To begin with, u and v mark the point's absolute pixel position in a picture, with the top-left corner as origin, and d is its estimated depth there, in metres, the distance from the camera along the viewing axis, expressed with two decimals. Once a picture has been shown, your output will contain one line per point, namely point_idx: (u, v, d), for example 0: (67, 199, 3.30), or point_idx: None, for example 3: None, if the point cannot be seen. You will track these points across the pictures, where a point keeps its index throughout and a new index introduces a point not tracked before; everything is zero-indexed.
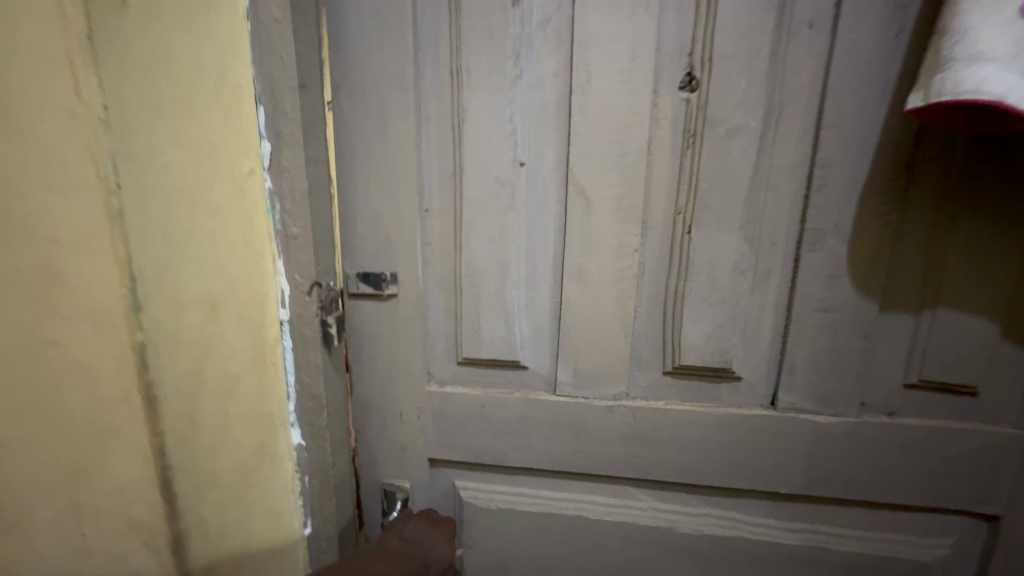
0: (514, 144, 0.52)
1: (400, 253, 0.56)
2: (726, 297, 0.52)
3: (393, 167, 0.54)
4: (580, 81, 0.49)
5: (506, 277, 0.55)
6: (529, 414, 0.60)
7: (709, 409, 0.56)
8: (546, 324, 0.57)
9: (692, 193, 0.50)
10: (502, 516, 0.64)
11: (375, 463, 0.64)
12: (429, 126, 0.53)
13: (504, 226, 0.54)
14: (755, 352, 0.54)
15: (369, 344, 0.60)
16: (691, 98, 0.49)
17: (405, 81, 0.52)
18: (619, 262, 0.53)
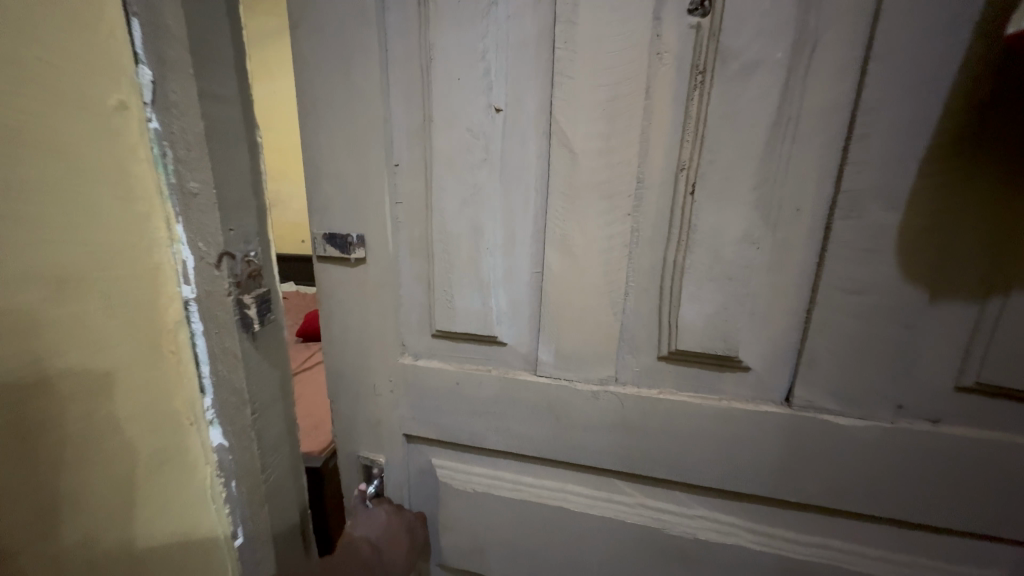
0: (487, 86, 0.44)
1: (367, 214, 0.51)
2: (734, 275, 0.44)
3: (355, 115, 0.48)
4: (565, 6, 0.41)
5: (481, 244, 0.49)
6: (506, 396, 0.54)
7: (709, 403, 0.49)
8: (528, 298, 0.51)
9: (698, 145, 0.42)
10: (478, 501, 0.60)
11: (352, 432, 0.62)
12: (394, 65, 0.46)
13: (477, 184, 0.47)
14: (766, 339, 0.46)
15: (341, 311, 0.56)
16: (702, 25, 0.39)
17: (367, 13, 0.45)
18: (608, 228, 0.46)
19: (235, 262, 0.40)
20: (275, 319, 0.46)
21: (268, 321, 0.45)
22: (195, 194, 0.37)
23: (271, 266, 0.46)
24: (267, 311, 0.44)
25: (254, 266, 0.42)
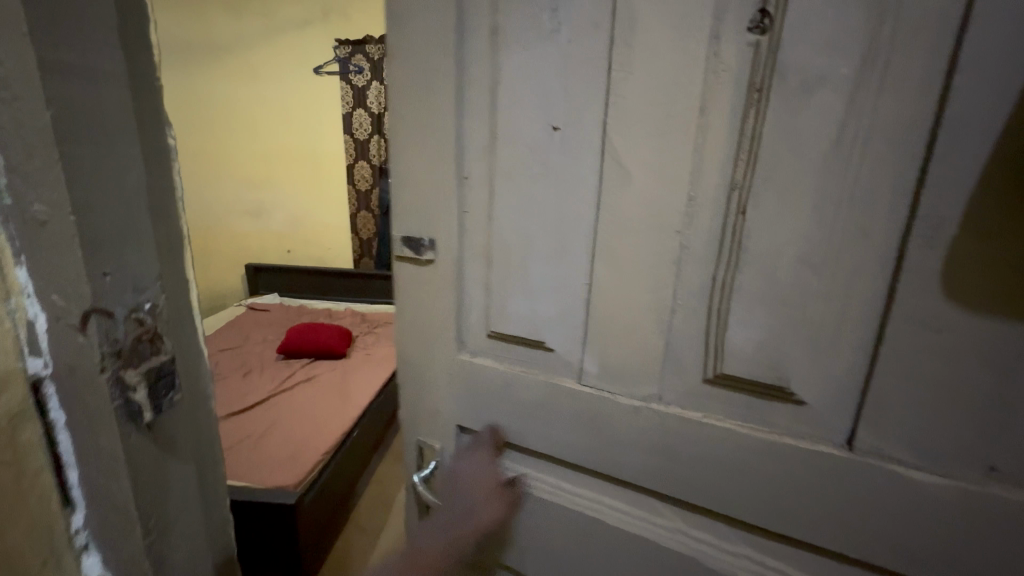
0: (547, 108, 0.49)
1: (437, 222, 0.57)
2: (786, 299, 0.42)
3: (430, 134, 0.54)
4: (622, 32, 0.44)
5: (534, 252, 0.54)
6: (551, 397, 0.57)
7: (757, 435, 0.46)
8: (575, 307, 0.53)
9: (752, 163, 0.42)
10: (518, 497, 0.63)
11: (416, 418, 0.70)
12: (468, 91, 0.52)
13: (531, 197, 0.52)
14: (825, 374, 0.42)
15: (410, 303, 0.63)
16: (761, 42, 0.39)
17: (446, 44, 0.50)
18: (656, 243, 0.47)
19: (116, 325, 0.34)
20: (185, 393, 0.41)
21: (167, 403, 0.38)
22: (41, 223, 0.30)
23: (179, 326, 0.40)
24: (167, 388, 0.38)
25: (148, 328, 0.36)
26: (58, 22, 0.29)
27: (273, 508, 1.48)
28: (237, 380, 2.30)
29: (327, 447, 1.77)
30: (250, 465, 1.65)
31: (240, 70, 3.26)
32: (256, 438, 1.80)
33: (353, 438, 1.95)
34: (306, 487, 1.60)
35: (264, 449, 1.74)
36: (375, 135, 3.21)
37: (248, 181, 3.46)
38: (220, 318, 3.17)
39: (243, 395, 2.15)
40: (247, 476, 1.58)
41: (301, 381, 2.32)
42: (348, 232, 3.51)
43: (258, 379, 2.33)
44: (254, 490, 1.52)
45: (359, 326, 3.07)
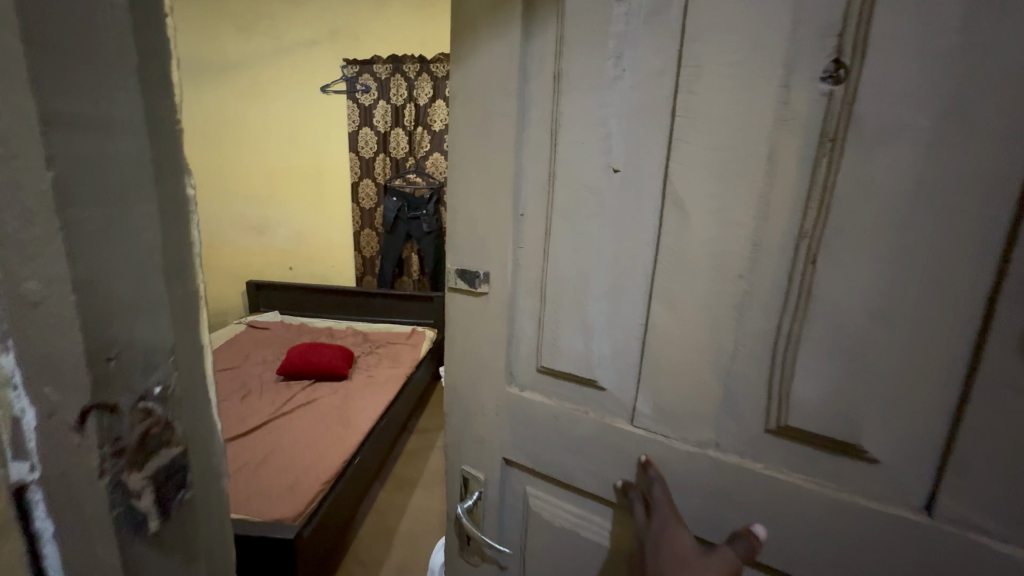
0: (607, 148, 0.48)
1: (491, 256, 0.57)
2: (859, 352, 0.41)
3: (489, 172, 0.55)
4: (688, 78, 0.44)
5: (589, 290, 0.52)
6: (602, 438, 0.55)
7: (827, 492, 0.44)
8: (629, 348, 0.52)
9: (823, 211, 0.40)
10: (561, 532, 0.62)
11: (459, 448, 0.69)
12: (527, 131, 0.53)
13: (588, 235, 0.51)
14: (900, 433, 0.40)
15: (462, 333, 0.63)
16: (835, 91, 0.38)
17: (510, 86, 0.52)
18: (717, 288, 0.46)
19: (120, 419, 0.25)
20: (198, 486, 0.32)
21: (178, 505, 0.29)
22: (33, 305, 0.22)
23: (194, 403, 0.31)
24: (178, 488, 0.29)
25: (157, 416, 0.27)
26: (68, 58, 0.22)
27: (272, 543, 1.42)
28: (235, 403, 2.25)
29: (327, 476, 1.72)
30: (248, 495, 1.60)
31: (249, 88, 3.28)
32: (256, 465, 1.76)
33: (354, 465, 1.91)
34: (305, 519, 1.55)
35: (266, 477, 1.69)
36: (380, 154, 3.24)
37: (252, 198, 3.45)
38: (219, 336, 3.13)
39: (243, 419, 2.10)
40: (246, 506, 1.53)
41: (301, 403, 2.27)
42: (351, 250, 3.50)
43: (257, 401, 2.28)
44: (253, 521, 1.47)
45: (361, 345, 3.03)
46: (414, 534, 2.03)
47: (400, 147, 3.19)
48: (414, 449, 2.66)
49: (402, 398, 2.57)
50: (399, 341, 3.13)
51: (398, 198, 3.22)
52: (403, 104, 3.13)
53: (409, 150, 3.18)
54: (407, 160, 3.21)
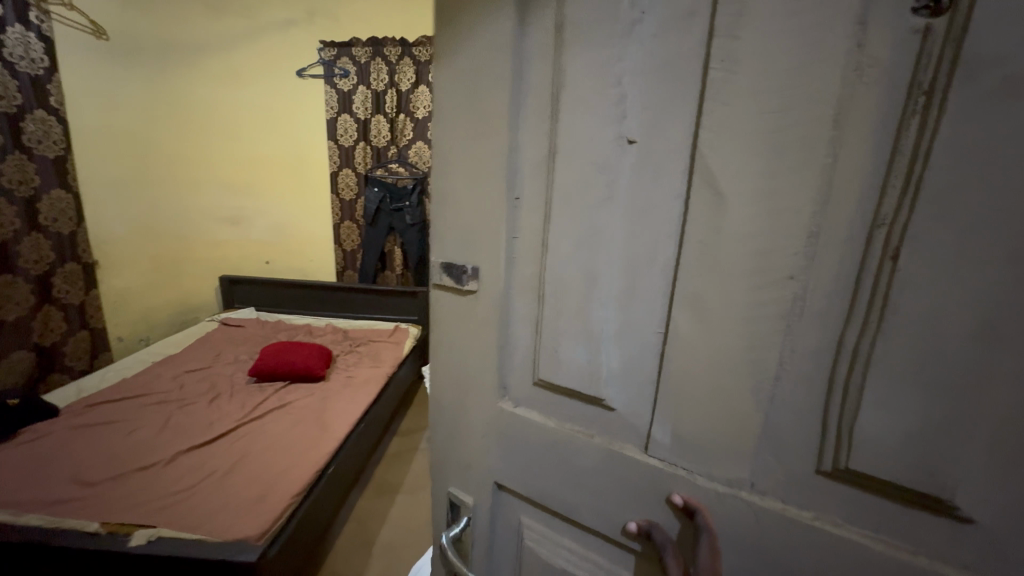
0: (621, 115, 0.39)
1: (481, 248, 0.48)
2: (953, 382, 0.30)
3: (477, 147, 0.46)
4: (726, 19, 0.33)
5: (598, 293, 0.43)
6: (609, 471, 0.46)
7: (899, 557, 0.34)
8: (645, 363, 0.42)
9: (908, 193, 0.30)
10: (561, 574, 0.52)
11: (447, 469, 0.60)
12: (524, 96, 0.43)
13: (598, 224, 0.41)
14: (1011, 493, 0.29)
15: (449, 340, 0.54)
16: (933, 26, 0.28)
17: (501, 38, 0.42)
18: (759, 293, 0.36)
19: None
20: None
21: None
22: None
23: None
24: None
25: None
26: None
27: (230, 567, 1.29)
28: (201, 406, 2.11)
29: (298, 488, 1.60)
30: (209, 508, 1.46)
31: (221, 72, 3.08)
32: (222, 474, 1.63)
33: (328, 474, 1.78)
34: (271, 538, 1.42)
35: (231, 487, 1.57)
36: (361, 142, 3.11)
37: (226, 187, 3.24)
38: (190, 336, 2.95)
39: (209, 424, 1.97)
40: (205, 524, 1.40)
41: (274, 407, 2.14)
42: (331, 243, 3.36)
43: (226, 405, 2.14)
44: (210, 541, 1.34)
45: (341, 344, 2.90)
46: (394, 544, 1.92)
47: (381, 135, 3.08)
48: (396, 452, 2.56)
49: (383, 398, 2.45)
50: (381, 339, 3.00)
51: (379, 189, 3.10)
52: (383, 89, 3.00)
53: (391, 139, 3.08)
54: (389, 148, 3.10)
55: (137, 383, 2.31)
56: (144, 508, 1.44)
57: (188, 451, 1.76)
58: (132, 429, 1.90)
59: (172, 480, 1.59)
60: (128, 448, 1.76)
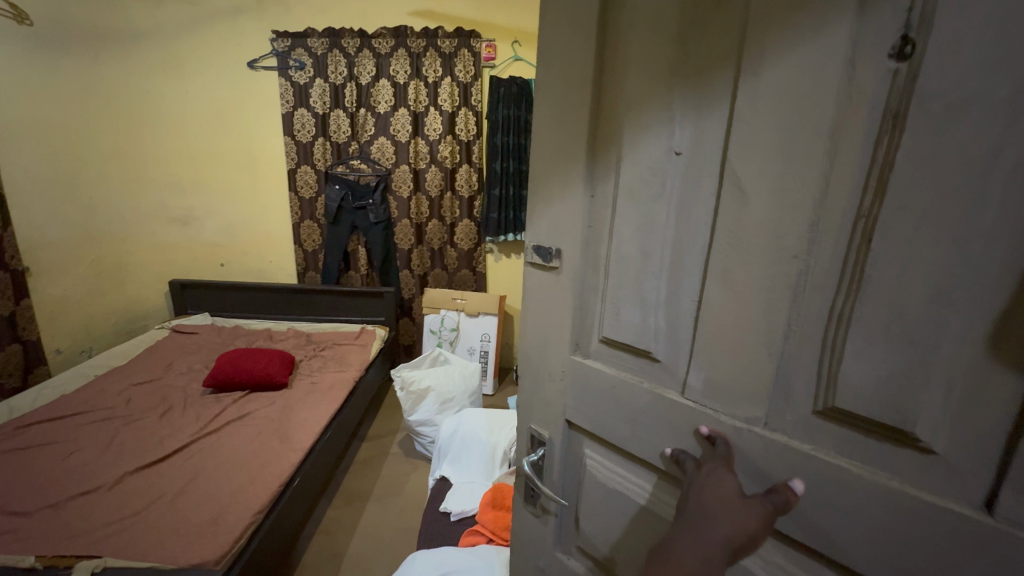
0: (671, 134, 0.55)
1: (564, 234, 0.67)
2: (917, 336, 0.40)
3: (567, 160, 0.65)
4: (751, 63, 0.47)
5: (649, 266, 0.59)
6: (654, 408, 0.61)
7: (875, 480, 0.43)
8: (682, 321, 0.57)
9: (882, 191, 0.41)
10: (613, 494, 0.69)
11: (530, 409, 0.81)
12: (600, 122, 0.62)
13: (651, 215, 0.58)
14: (961, 425, 0.39)
15: (538, 305, 0.73)
16: (901, 68, 0.38)
17: (587, 79, 0.61)
18: (771, 267, 0.48)
19: None
20: None
21: None
22: None
23: None
24: None
25: None
26: None
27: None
28: (151, 423, 2.02)
29: (260, 506, 1.59)
30: (160, 536, 1.43)
31: (162, 62, 2.92)
32: (173, 496, 1.61)
33: (292, 488, 1.78)
34: (230, 561, 1.41)
35: (188, 509, 1.55)
36: (319, 137, 3.04)
37: (174, 187, 3.09)
38: (138, 345, 2.78)
39: (159, 441, 1.90)
40: (157, 551, 1.38)
41: (231, 419, 2.09)
42: (291, 244, 3.27)
43: (178, 419, 2.07)
44: (164, 567, 1.32)
45: (304, 348, 2.82)
46: (364, 556, 1.91)
47: (341, 131, 3.03)
48: (366, 458, 2.54)
49: (351, 403, 2.43)
50: (347, 342, 2.93)
51: (341, 186, 3.06)
52: (342, 83, 2.96)
53: (351, 134, 3.04)
54: (350, 145, 3.07)
55: (78, 398, 2.16)
56: (90, 537, 1.40)
57: (135, 472, 1.71)
58: (72, 450, 1.79)
59: (118, 504, 1.55)
60: (70, 472, 1.67)
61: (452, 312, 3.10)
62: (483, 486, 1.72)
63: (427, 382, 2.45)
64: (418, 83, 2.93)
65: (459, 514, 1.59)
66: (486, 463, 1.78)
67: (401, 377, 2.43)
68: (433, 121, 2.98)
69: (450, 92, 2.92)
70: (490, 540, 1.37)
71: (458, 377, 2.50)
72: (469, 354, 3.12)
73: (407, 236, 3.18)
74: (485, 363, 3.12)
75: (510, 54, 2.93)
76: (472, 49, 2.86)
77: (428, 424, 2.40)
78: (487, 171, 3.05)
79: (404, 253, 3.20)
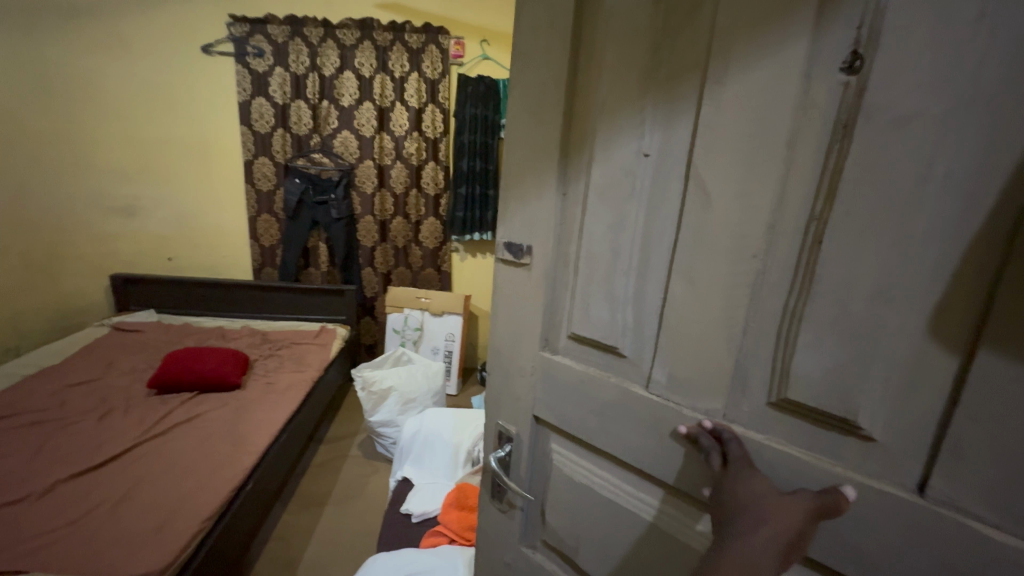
0: (640, 136, 0.56)
1: (536, 232, 0.68)
2: (861, 332, 0.44)
3: (539, 158, 0.66)
4: (718, 70, 0.49)
5: (618, 263, 0.61)
6: (621, 402, 0.62)
7: (823, 466, 0.47)
8: (649, 318, 0.59)
9: (832, 197, 0.44)
10: (580, 487, 0.70)
11: (499, 406, 0.81)
12: (573, 123, 0.63)
13: (621, 214, 0.60)
14: (899, 415, 0.42)
15: (508, 301, 0.74)
16: (850, 82, 0.42)
17: (559, 78, 0.62)
18: (731, 267, 0.51)
19: None
20: None
21: None
22: None
23: None
24: None
25: None
26: None
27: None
28: (88, 427, 1.87)
29: (209, 512, 1.51)
30: (97, 547, 1.33)
31: (104, 39, 2.72)
32: (112, 505, 1.50)
33: (246, 492, 1.70)
34: (176, 571, 1.33)
35: (128, 518, 1.45)
36: (279, 128, 2.93)
37: (114, 173, 2.89)
38: (72, 343, 2.57)
39: (97, 445, 1.77)
40: (94, 561, 1.29)
41: (179, 421, 1.98)
42: (246, 238, 3.12)
43: (119, 422, 1.93)
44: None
45: (259, 347, 2.70)
46: (322, 562, 1.84)
47: (302, 122, 2.93)
48: (323, 461, 2.46)
49: (308, 404, 2.35)
50: (306, 341, 2.83)
51: (301, 180, 2.95)
52: (304, 73, 2.86)
53: (313, 127, 2.94)
54: (311, 137, 2.97)
55: (2, 401, 1.98)
56: (14, 550, 1.28)
57: (69, 479, 1.58)
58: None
59: (50, 512, 1.43)
60: None
61: (417, 311, 3.05)
62: (447, 485, 1.71)
63: (389, 381, 2.40)
64: (384, 77, 2.87)
65: (421, 515, 1.57)
66: (451, 463, 1.77)
67: (363, 376, 2.37)
68: (400, 117, 2.93)
69: (417, 88, 2.88)
70: (453, 541, 1.35)
71: (421, 377, 2.46)
72: (433, 354, 3.09)
73: (370, 233, 3.11)
74: (450, 363, 3.09)
75: (479, 53, 2.92)
76: (440, 46, 2.83)
77: (390, 425, 2.36)
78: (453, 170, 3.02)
79: (366, 250, 3.13)
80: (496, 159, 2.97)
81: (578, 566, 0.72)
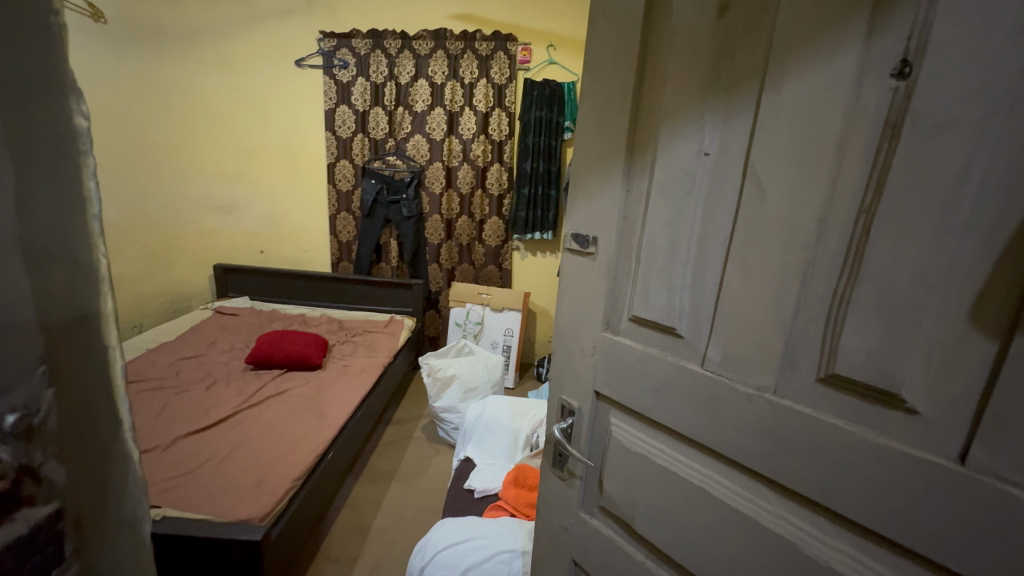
0: (700, 137, 0.63)
1: (601, 224, 0.76)
2: (904, 314, 0.48)
3: (607, 159, 0.74)
4: (774, 79, 0.55)
5: (677, 252, 0.68)
6: (676, 377, 0.69)
7: (863, 435, 0.51)
8: (706, 301, 0.65)
9: (880, 192, 0.48)
10: (636, 456, 0.77)
11: (562, 382, 0.89)
12: (638, 127, 0.70)
13: (681, 208, 0.66)
14: (939, 389, 0.46)
15: (574, 287, 0.82)
16: (900, 86, 0.46)
17: (627, 86, 0.70)
18: (783, 254, 0.56)
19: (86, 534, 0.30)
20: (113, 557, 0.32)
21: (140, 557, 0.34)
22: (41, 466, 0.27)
23: (120, 508, 0.32)
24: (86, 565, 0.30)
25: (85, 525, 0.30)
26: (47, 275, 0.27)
27: (233, 544, 1.40)
28: (199, 394, 2.19)
29: (297, 474, 1.72)
30: (209, 494, 1.57)
31: (212, 57, 3.12)
32: (219, 461, 1.74)
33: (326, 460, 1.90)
34: (272, 519, 1.53)
35: (232, 473, 1.69)
36: (358, 134, 3.19)
37: (218, 177, 3.30)
38: (184, 323, 2.98)
39: (206, 410, 2.06)
40: (208, 505, 1.52)
41: (271, 394, 2.25)
42: (327, 235, 3.42)
43: (222, 392, 2.23)
44: (214, 520, 1.45)
45: (337, 333, 2.97)
46: (389, 530, 2.02)
47: (379, 128, 3.18)
48: (390, 441, 2.66)
49: (379, 387, 2.56)
50: (377, 329, 3.07)
51: (376, 181, 3.19)
52: (382, 82, 3.10)
53: (389, 131, 3.18)
54: (387, 141, 3.21)
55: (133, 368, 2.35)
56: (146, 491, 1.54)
57: (186, 436, 1.86)
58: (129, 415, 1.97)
59: (173, 463, 1.70)
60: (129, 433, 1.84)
61: (478, 305, 3.20)
62: (505, 467, 1.82)
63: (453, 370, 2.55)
64: (454, 83, 3.05)
65: (481, 491, 1.69)
66: (509, 446, 1.88)
67: (428, 364, 2.55)
68: (468, 121, 3.10)
69: (485, 93, 3.03)
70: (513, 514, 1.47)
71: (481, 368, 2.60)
72: (492, 347, 3.23)
73: (436, 231, 3.31)
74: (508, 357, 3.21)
75: (546, 57, 3.01)
76: (508, 52, 2.96)
77: (452, 411, 2.51)
78: (517, 171, 3.14)
79: (433, 247, 3.33)
80: (558, 160, 3.05)
81: (633, 529, 0.79)
